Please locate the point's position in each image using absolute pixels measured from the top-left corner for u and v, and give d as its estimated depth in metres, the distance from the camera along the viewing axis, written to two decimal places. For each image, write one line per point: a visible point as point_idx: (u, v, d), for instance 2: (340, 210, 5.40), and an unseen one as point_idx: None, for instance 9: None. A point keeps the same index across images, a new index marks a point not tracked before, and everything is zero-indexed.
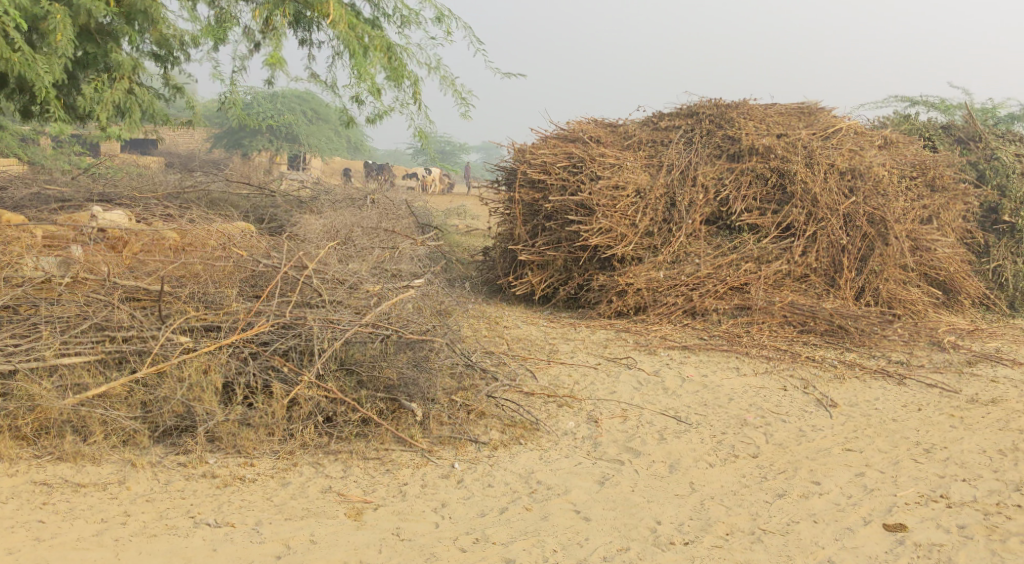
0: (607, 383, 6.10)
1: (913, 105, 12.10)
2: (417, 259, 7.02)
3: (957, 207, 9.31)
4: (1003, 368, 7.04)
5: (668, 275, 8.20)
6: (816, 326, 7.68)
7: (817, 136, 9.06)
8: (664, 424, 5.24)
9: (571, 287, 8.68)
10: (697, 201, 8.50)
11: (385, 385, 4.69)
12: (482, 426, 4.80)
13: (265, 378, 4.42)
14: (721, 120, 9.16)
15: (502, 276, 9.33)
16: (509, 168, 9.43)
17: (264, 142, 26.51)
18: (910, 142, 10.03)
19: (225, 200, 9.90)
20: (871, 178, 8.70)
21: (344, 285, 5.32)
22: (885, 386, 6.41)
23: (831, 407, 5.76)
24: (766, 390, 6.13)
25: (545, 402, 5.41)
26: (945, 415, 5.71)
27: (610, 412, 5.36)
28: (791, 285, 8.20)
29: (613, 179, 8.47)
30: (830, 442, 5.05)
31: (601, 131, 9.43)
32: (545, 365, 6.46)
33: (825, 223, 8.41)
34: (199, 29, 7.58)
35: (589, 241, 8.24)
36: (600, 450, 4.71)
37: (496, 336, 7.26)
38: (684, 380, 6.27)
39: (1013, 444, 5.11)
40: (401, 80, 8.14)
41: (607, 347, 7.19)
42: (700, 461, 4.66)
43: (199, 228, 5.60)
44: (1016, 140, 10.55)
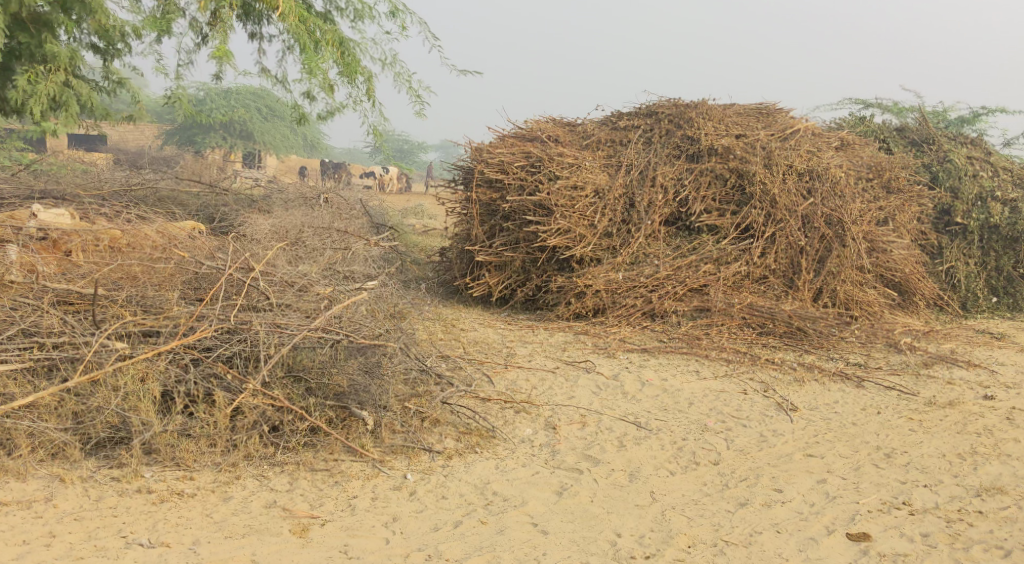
0: (566, 387, 5.97)
1: (868, 107, 12.20)
2: (371, 261, 6.82)
3: (912, 209, 9.37)
4: (959, 370, 7.06)
5: (627, 276, 8.10)
6: (775, 328, 7.63)
7: (775, 137, 9.05)
8: (624, 430, 5.12)
9: (529, 289, 8.54)
10: (656, 202, 8.44)
11: (334, 392, 4.52)
12: (437, 434, 4.63)
13: (206, 387, 4.18)
14: (680, 120, 9.11)
15: (459, 277, 9.16)
16: (467, 167, 9.26)
17: (217, 140, 25.95)
18: (865, 144, 10.08)
19: (173, 199, 9.58)
20: (829, 179, 8.72)
21: (293, 288, 5.12)
22: (843, 389, 6.38)
23: (791, 411, 5.70)
24: (726, 394, 6.05)
25: (501, 408, 5.26)
26: (904, 418, 5.68)
27: (568, 418, 5.23)
28: (750, 287, 8.15)
29: (572, 179, 8.36)
30: (791, 447, 4.98)
31: (560, 130, 9.31)
32: (503, 369, 6.31)
33: (784, 224, 8.38)
34: (142, 20, 7.31)
35: (548, 241, 8.11)
36: (558, 458, 4.58)
37: (453, 339, 7.10)
38: (644, 384, 6.16)
39: (972, 448, 5.09)
40: (353, 76, 7.93)
41: (565, 351, 7.05)
42: (660, 469, 4.55)
43: (140, 228, 5.35)
44: (968, 142, 10.66)
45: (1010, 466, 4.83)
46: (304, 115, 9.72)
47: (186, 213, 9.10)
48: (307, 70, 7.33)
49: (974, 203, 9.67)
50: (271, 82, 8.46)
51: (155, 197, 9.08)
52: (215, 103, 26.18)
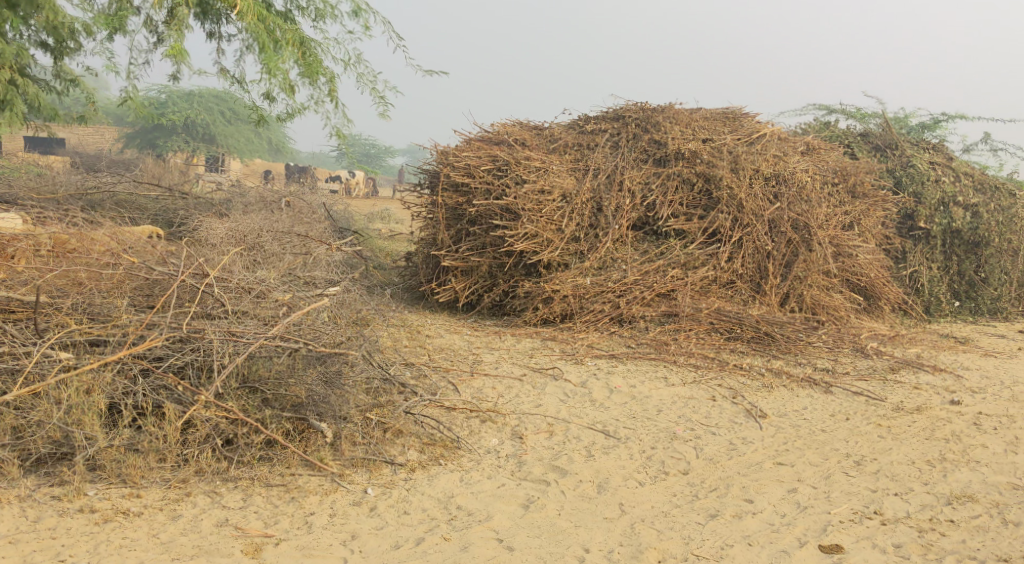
0: (532, 395, 5.85)
1: (831, 113, 12.26)
2: (333, 266, 6.65)
3: (877, 214, 9.39)
4: (926, 375, 7.06)
5: (595, 281, 8.00)
6: (742, 333, 7.59)
7: (742, 141, 9.03)
8: (592, 439, 5.01)
9: (495, 294, 8.42)
10: (624, 206, 8.36)
11: (292, 403, 4.31)
12: (399, 446, 4.48)
13: (156, 398, 3.99)
14: (647, 124, 9.06)
15: (425, 283, 9.00)
16: (432, 171, 9.12)
17: (179, 143, 25.49)
18: (831, 149, 10.11)
19: (131, 203, 9.32)
20: (795, 184, 8.70)
21: (249, 295, 4.94)
22: (811, 394, 6.33)
23: (760, 418, 5.63)
24: (695, 401, 5.96)
25: (466, 417, 5.12)
26: (872, 424, 5.64)
27: (535, 427, 5.11)
28: (718, 292, 8.11)
29: (539, 183, 8.25)
30: (761, 455, 4.90)
31: (526, 134, 9.19)
32: (468, 376, 6.17)
33: (751, 228, 8.35)
34: (93, 17, 7.08)
35: (515, 246, 7.99)
36: (524, 469, 4.45)
37: (418, 346, 6.95)
38: (612, 391, 6.06)
39: (941, 455, 5.06)
40: (315, 76, 7.76)
41: (532, 357, 6.92)
42: (629, 480, 4.44)
43: (90, 232, 5.14)
44: (930, 147, 10.74)
45: (979, 473, 4.79)
46: (266, 116, 9.52)
47: (143, 217, 8.85)
48: (267, 70, 7.15)
49: (937, 208, 9.73)
50: (230, 82, 8.26)
51: (113, 200, 8.82)
52: (177, 106, 25.74)
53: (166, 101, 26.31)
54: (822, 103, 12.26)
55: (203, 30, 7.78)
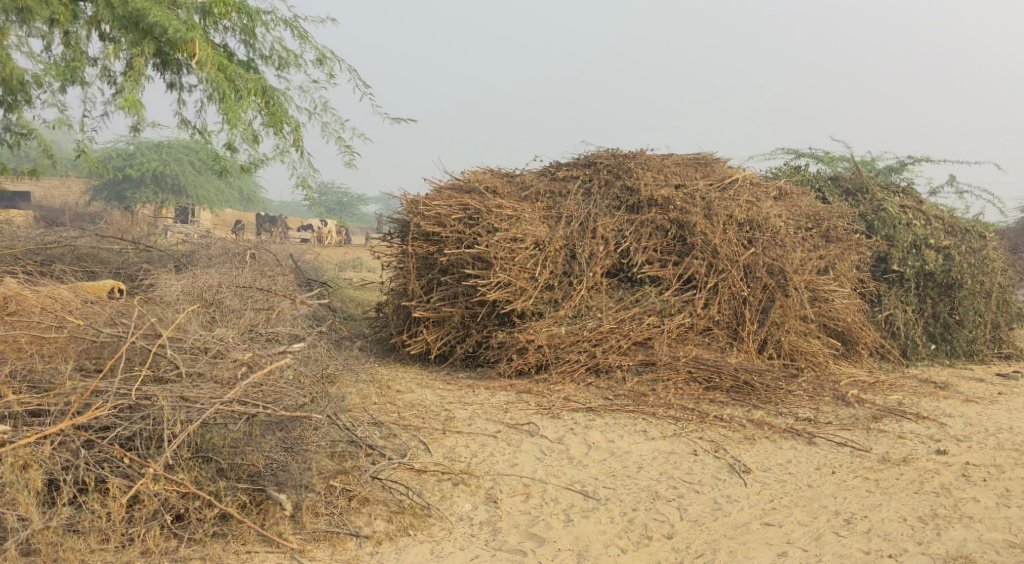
0: (507, 453, 5.59)
1: (800, 157, 12.29)
2: (298, 321, 6.39)
3: (852, 257, 9.28)
4: (909, 423, 6.89)
5: (570, 330, 7.79)
6: (722, 382, 7.40)
7: (714, 187, 8.95)
8: (570, 501, 4.76)
9: (468, 345, 8.18)
10: (597, 253, 8.20)
11: (248, 473, 4.05)
12: (365, 515, 4.20)
13: (99, 473, 3.71)
14: (619, 170, 8.96)
15: (395, 334, 8.75)
16: (402, 220, 8.93)
17: (148, 194, 25.14)
18: (803, 193, 10.05)
19: (92, 257, 9.03)
20: (769, 229, 8.61)
21: (206, 355, 4.68)
22: (795, 446, 6.13)
23: (743, 473, 5.41)
24: (676, 456, 5.73)
25: (437, 480, 4.85)
26: (859, 478, 5.44)
27: (511, 489, 4.85)
28: (695, 339, 7.94)
29: (511, 231, 8.07)
30: (747, 515, 4.67)
31: (497, 181, 9.05)
32: (440, 435, 5.89)
33: (726, 274, 8.20)
34: (47, 70, 6.89)
35: (487, 295, 7.79)
36: (499, 538, 4.19)
37: (387, 402, 6.67)
38: (591, 447, 5.82)
39: (932, 510, 4.87)
40: (279, 126, 7.58)
41: (507, 412, 6.65)
42: (610, 547, 4.22)
43: (36, 292, 4.87)
44: (900, 190, 10.76)
45: (973, 530, 4.60)
46: (231, 167, 9.32)
47: (104, 271, 8.55)
48: (227, 120, 6.97)
49: (910, 251, 9.70)
50: (191, 133, 8.07)
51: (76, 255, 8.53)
52: (145, 157, 25.46)
53: (134, 152, 26.04)
54: (790, 148, 12.29)
55: (163, 80, 7.61)
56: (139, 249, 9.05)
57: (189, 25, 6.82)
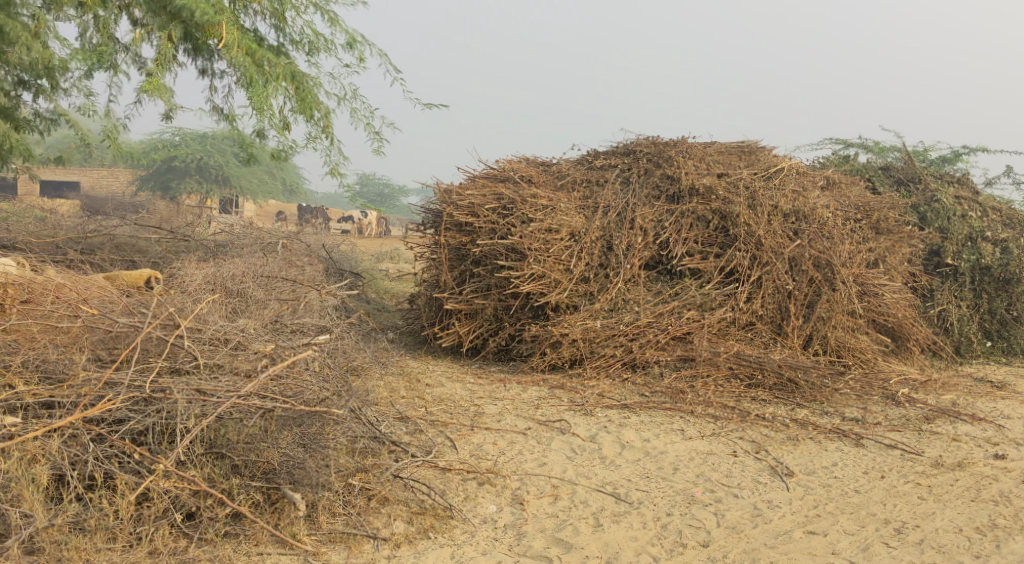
0: (537, 452, 5.38)
1: (849, 146, 11.85)
2: (326, 313, 6.25)
3: (903, 250, 8.87)
4: (963, 425, 6.52)
5: (605, 324, 7.54)
6: (764, 379, 7.10)
7: (759, 176, 8.60)
8: (601, 504, 4.53)
9: (501, 339, 7.98)
10: (635, 245, 7.94)
11: (263, 471, 3.91)
12: (384, 515, 4.03)
13: (108, 468, 3.59)
14: (659, 159, 8.67)
15: (427, 326, 8.58)
16: (436, 210, 8.75)
17: (193, 185, 25.37)
18: (852, 183, 9.65)
19: (131, 246, 8.92)
20: (816, 220, 8.25)
21: (225, 347, 4.55)
22: (842, 448, 5.82)
23: (786, 477, 5.13)
24: (714, 457, 5.46)
25: (462, 480, 4.67)
26: (911, 483, 5.12)
27: (539, 490, 4.64)
28: (735, 334, 7.64)
29: (546, 221, 7.84)
30: (789, 523, 4.40)
31: (533, 170, 8.82)
32: (468, 431, 5.70)
33: (770, 267, 7.88)
34: (74, 54, 6.81)
35: (520, 288, 7.58)
36: (524, 543, 3.98)
37: (415, 397, 6.51)
38: (624, 447, 5.58)
39: (990, 520, 4.54)
40: (308, 111, 7.46)
41: (538, 409, 6.44)
42: (642, 555, 4.00)
43: (55, 280, 4.77)
44: (955, 181, 10.28)
45: None
46: (262, 153, 9.25)
47: (142, 260, 8.49)
48: (255, 104, 6.84)
49: (964, 244, 9.28)
50: (220, 119, 7.97)
51: (113, 244, 8.53)
52: (189, 148, 25.69)
53: (179, 144, 26.32)
54: (839, 137, 11.85)
55: (192, 65, 7.51)
56: (175, 237, 9.02)
57: (218, 8, 6.70)
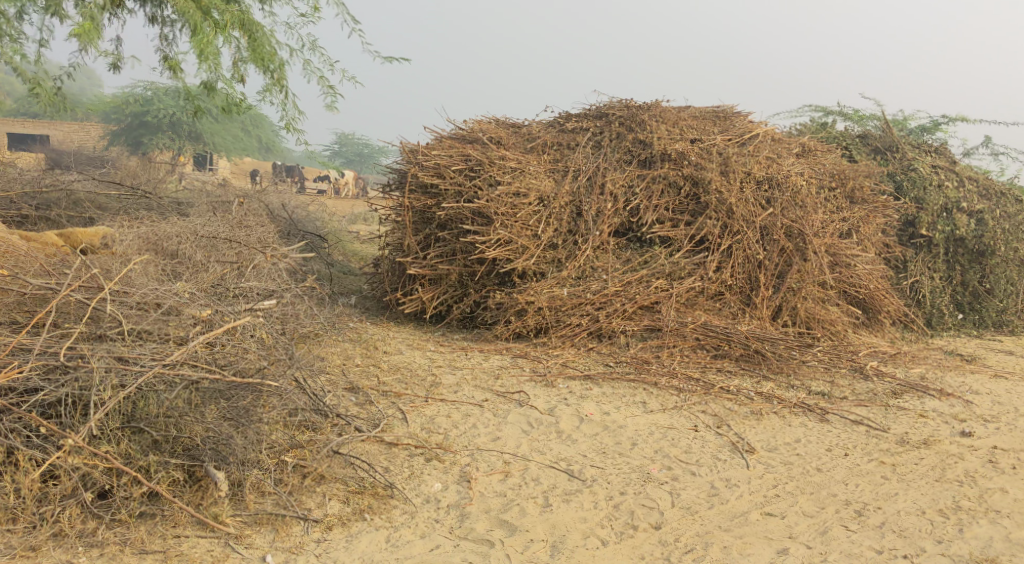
0: (491, 425, 5.17)
1: (828, 114, 11.61)
2: (276, 276, 5.98)
3: (877, 220, 8.69)
4: (931, 400, 6.38)
5: (572, 292, 7.30)
6: (731, 350, 6.92)
7: (732, 142, 8.36)
8: (553, 481, 4.34)
9: (465, 306, 7.73)
10: (605, 211, 7.68)
11: (185, 447, 3.68)
12: (317, 495, 3.85)
13: (11, 443, 3.35)
14: (631, 122, 8.39)
15: (390, 291, 8.31)
16: (401, 170, 8.43)
17: (165, 140, 24.75)
18: (828, 151, 9.44)
19: (90, 202, 8.34)
20: (789, 188, 8.01)
21: (156, 311, 4.31)
22: (806, 423, 5.65)
23: (747, 453, 4.95)
24: (674, 432, 5.27)
25: (409, 455, 4.45)
26: (875, 462, 4.96)
27: (488, 467, 4.44)
28: (704, 304, 7.43)
29: (514, 185, 7.56)
30: (746, 503, 4.22)
31: (502, 132, 8.52)
32: (422, 403, 5.48)
33: (741, 236, 7.67)
34: None
35: (486, 254, 7.30)
36: (465, 525, 3.78)
37: (370, 365, 6.27)
38: (583, 420, 5.38)
39: (954, 502, 4.39)
40: (259, 61, 7.23)
41: (498, 379, 6.23)
42: (590, 538, 3.80)
43: None
44: (933, 150, 10.09)
45: (1000, 527, 4.12)
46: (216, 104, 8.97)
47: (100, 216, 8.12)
48: (201, 53, 6.58)
49: (940, 214, 9.09)
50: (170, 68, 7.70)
51: (67, 199, 8.19)
52: (161, 103, 25.04)
53: (151, 99, 25.69)
54: (819, 105, 11.61)
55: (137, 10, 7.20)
56: (136, 193, 8.48)
57: None
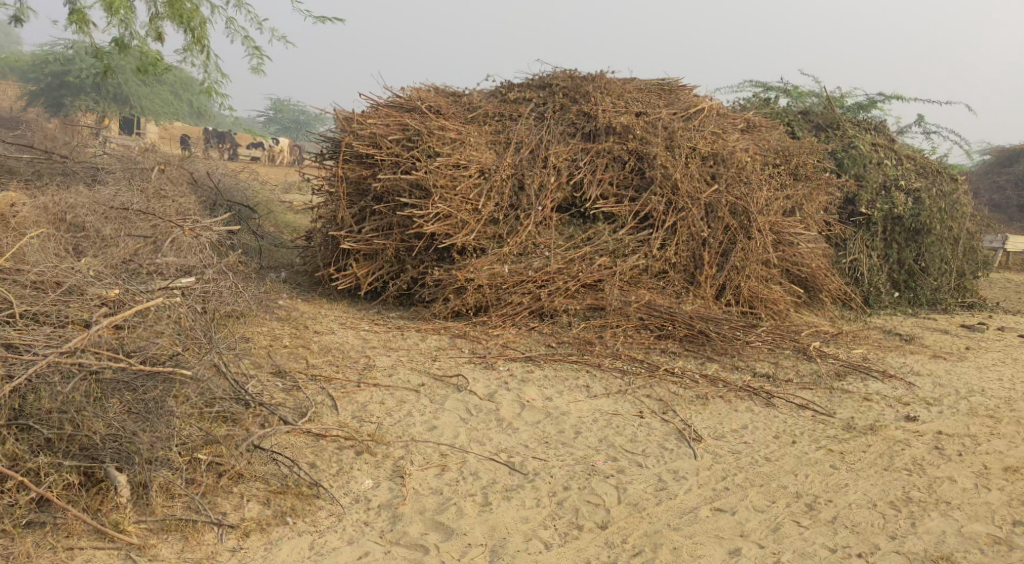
0: (427, 413, 4.86)
1: (768, 90, 11.52)
2: (197, 251, 5.56)
3: (820, 198, 8.59)
4: (874, 382, 6.30)
5: (514, 270, 7.02)
6: (675, 330, 6.73)
7: (678, 116, 8.15)
8: (493, 476, 4.07)
9: (402, 283, 7.37)
10: (548, 185, 7.37)
11: (81, 446, 3.30)
12: (234, 497, 3.54)
13: None
14: (576, 94, 8.10)
15: (322, 266, 7.89)
16: (335, 139, 7.99)
17: (87, 103, 23.54)
18: (772, 126, 9.32)
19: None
20: (734, 164, 7.84)
21: (55, 292, 3.98)
22: (751, 408, 5.50)
23: (693, 442, 4.77)
24: (618, 419, 5.05)
25: (337, 449, 4.13)
26: (822, 450, 4.83)
27: (424, 460, 4.15)
28: (648, 283, 7.22)
29: (454, 156, 7.22)
30: (695, 498, 4.03)
31: (441, 100, 8.14)
32: (354, 389, 5.14)
33: (686, 213, 7.47)
34: None
35: (425, 228, 6.93)
36: (397, 529, 3.50)
37: (299, 346, 5.89)
38: (524, 407, 5.12)
39: (904, 493, 4.27)
40: (179, 18, 6.95)
41: (435, 361, 5.93)
42: (532, 541, 3.56)
43: None
44: (872, 128, 10.07)
45: (952, 520, 4.03)
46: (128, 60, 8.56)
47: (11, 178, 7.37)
48: None
49: (879, 193, 9.06)
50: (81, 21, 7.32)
51: None
52: (82, 62, 23.77)
53: (72, 58, 24.40)
54: (759, 80, 11.51)
55: None
56: (49, 157, 7.83)
57: None
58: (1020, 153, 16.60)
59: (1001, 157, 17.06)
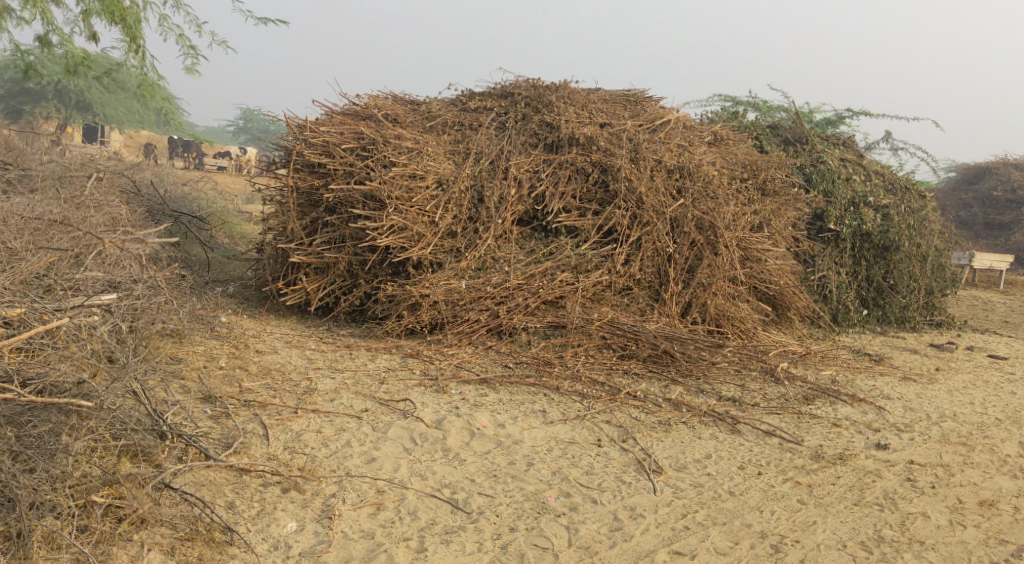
0: (367, 443, 4.49)
1: (737, 104, 11.31)
2: (127, 264, 5.19)
3: (789, 213, 8.36)
4: (843, 406, 6.03)
5: (471, 286, 6.68)
6: (639, 350, 6.41)
7: (643, 128, 7.89)
8: (433, 516, 3.72)
9: (354, 298, 6.98)
10: (508, 198, 7.08)
11: None
12: (133, 546, 3.20)
13: None
14: (538, 103, 7.81)
15: (271, 281, 7.48)
16: (287, 147, 7.62)
17: (45, 109, 22.89)
18: (740, 140, 9.09)
19: None
20: (701, 178, 7.57)
21: None
22: (716, 435, 5.19)
23: (653, 474, 4.45)
24: (574, 448, 4.72)
25: (263, 485, 3.76)
26: (789, 482, 4.53)
27: (358, 498, 3.79)
28: (611, 300, 6.90)
29: (410, 167, 6.94)
30: (652, 540, 3.72)
31: (400, 108, 7.81)
32: (290, 415, 4.76)
33: (651, 227, 7.19)
34: None
35: (378, 241, 6.58)
36: None
37: (237, 367, 5.50)
38: (473, 435, 4.77)
39: (875, 532, 3.99)
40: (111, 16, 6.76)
41: (383, 384, 5.56)
42: None
43: None
44: (841, 143, 9.89)
45: None
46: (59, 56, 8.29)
47: None
48: None
49: (848, 208, 8.85)
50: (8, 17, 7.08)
51: None
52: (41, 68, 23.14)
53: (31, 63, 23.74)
54: (728, 95, 11.31)
55: None
56: None
57: None
58: (985, 172, 16.58)
59: (967, 175, 17.05)
